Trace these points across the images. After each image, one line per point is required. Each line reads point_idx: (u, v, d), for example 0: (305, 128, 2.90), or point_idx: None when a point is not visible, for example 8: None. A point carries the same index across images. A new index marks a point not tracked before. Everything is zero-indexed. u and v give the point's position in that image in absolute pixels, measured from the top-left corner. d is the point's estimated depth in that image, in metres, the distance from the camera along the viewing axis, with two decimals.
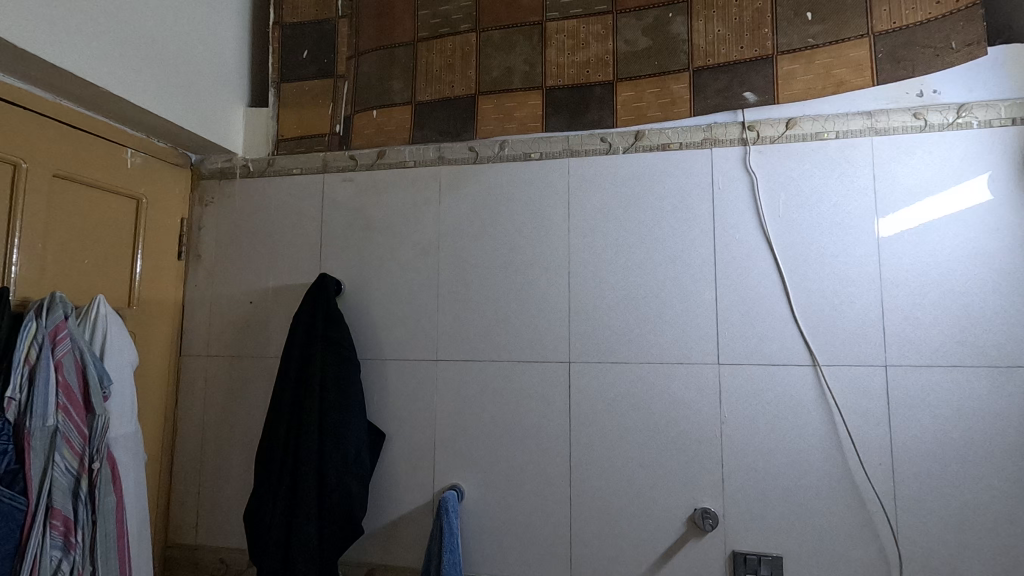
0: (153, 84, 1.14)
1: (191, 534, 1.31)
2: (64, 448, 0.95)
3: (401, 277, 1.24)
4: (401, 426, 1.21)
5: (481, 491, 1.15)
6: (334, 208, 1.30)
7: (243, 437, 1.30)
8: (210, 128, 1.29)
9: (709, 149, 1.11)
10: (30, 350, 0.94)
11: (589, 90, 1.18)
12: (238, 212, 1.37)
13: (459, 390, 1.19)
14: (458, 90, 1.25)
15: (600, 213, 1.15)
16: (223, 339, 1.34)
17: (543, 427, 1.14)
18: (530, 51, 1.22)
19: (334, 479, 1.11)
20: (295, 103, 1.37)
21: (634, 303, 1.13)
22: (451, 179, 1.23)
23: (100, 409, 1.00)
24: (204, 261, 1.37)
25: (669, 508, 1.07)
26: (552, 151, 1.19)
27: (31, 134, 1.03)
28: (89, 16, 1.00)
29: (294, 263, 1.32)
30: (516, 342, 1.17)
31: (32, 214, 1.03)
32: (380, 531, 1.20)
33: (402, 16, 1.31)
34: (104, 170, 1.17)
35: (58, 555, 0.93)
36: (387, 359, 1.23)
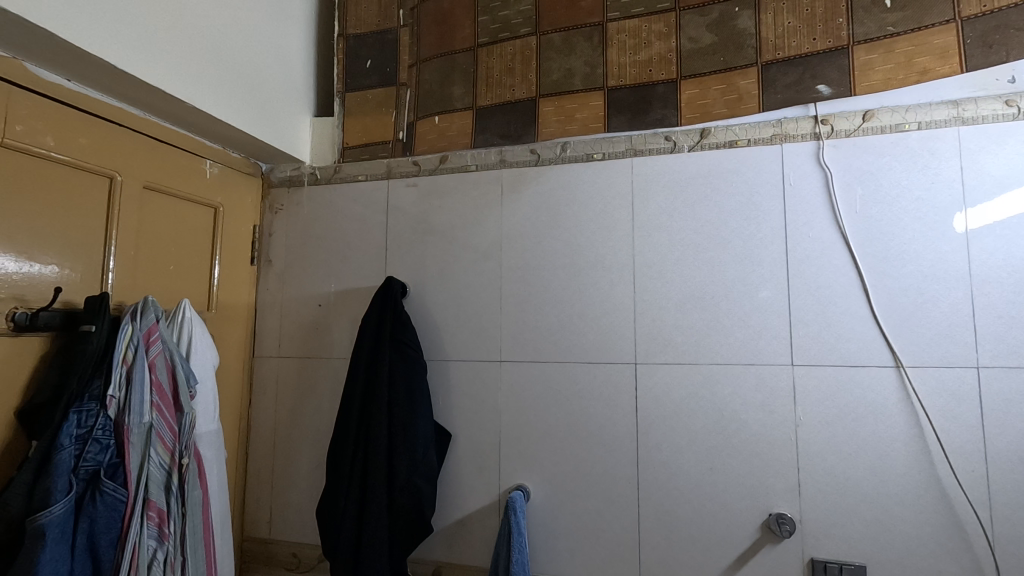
0: (231, 98, 1.20)
1: (265, 528, 1.36)
2: (158, 444, 1.01)
3: (464, 279, 1.26)
4: (466, 426, 1.23)
5: (547, 492, 1.16)
6: (398, 212, 1.33)
7: (312, 436, 1.35)
8: (281, 138, 1.35)
9: (779, 144, 1.08)
10: (127, 350, 1.00)
11: (652, 89, 1.17)
12: (306, 218, 1.42)
13: (524, 391, 1.20)
14: (519, 94, 1.27)
15: (665, 213, 1.14)
16: (293, 341, 1.39)
17: (609, 428, 1.14)
18: (591, 52, 1.22)
19: (403, 477, 1.13)
20: (359, 112, 1.41)
21: (702, 303, 1.11)
22: (512, 182, 1.25)
23: (188, 407, 1.06)
24: (275, 266, 1.43)
25: (742, 513, 1.05)
26: (615, 151, 1.18)
27: (126, 148, 1.11)
28: (176, 36, 1.06)
29: (360, 267, 1.36)
30: (581, 343, 1.17)
31: (125, 223, 1.10)
32: (447, 529, 1.21)
33: (462, 23, 1.33)
34: (187, 180, 1.24)
35: (154, 545, 0.98)
36: (452, 360, 1.25)
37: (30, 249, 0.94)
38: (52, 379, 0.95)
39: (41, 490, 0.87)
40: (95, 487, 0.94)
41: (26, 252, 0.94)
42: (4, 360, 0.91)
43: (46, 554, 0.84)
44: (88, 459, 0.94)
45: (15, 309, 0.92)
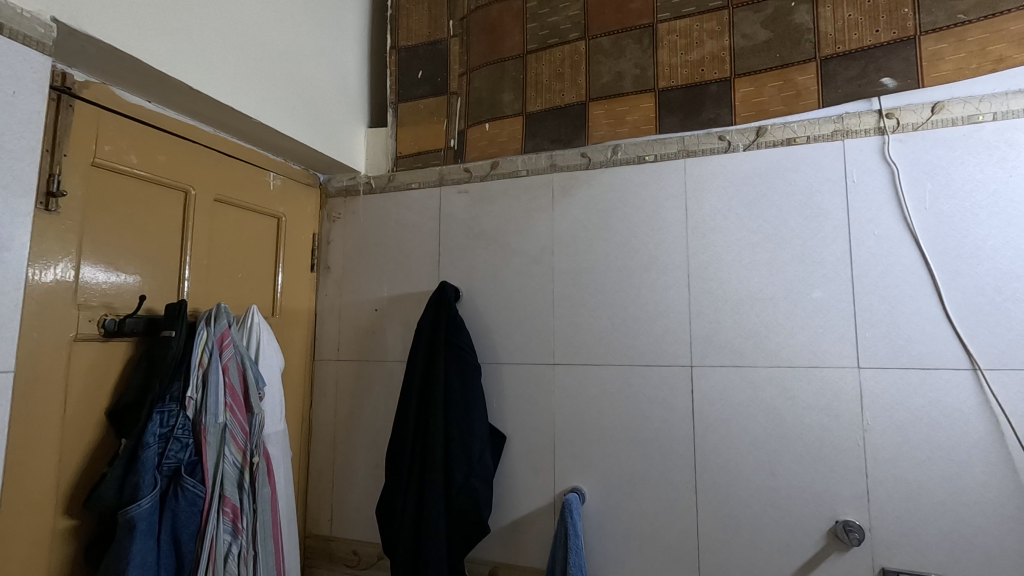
0: (291, 111, 1.25)
1: (326, 526, 1.41)
2: (231, 443, 1.06)
3: (516, 283, 1.28)
4: (521, 428, 1.24)
5: (603, 495, 1.16)
6: (451, 218, 1.36)
7: (370, 437, 1.39)
8: (338, 149, 1.40)
9: (841, 141, 1.06)
10: (203, 354, 1.06)
11: (705, 89, 1.16)
12: (362, 226, 1.47)
13: (578, 394, 1.20)
14: (569, 98, 1.28)
15: (721, 213, 1.13)
16: (351, 344, 1.44)
17: (665, 432, 1.13)
18: (641, 54, 1.22)
19: (460, 478, 1.15)
20: (412, 122, 1.45)
21: (760, 304, 1.09)
22: (563, 186, 1.25)
23: (258, 408, 1.11)
24: (333, 273, 1.49)
25: (807, 519, 1.02)
26: (667, 152, 1.18)
27: (199, 163, 1.17)
28: (242, 56, 1.12)
29: (414, 272, 1.39)
30: (637, 346, 1.17)
31: (199, 234, 1.17)
32: (503, 530, 1.23)
33: (511, 31, 1.35)
34: (253, 192, 1.30)
35: (229, 539, 1.03)
36: (505, 363, 1.27)
37: (117, 260, 1.02)
38: (136, 381, 1.02)
39: (131, 484, 0.93)
40: (177, 483, 0.99)
41: (114, 263, 1.01)
42: (96, 364, 0.98)
43: (136, 545, 0.91)
44: (170, 457, 1.00)
45: (106, 316, 0.99)
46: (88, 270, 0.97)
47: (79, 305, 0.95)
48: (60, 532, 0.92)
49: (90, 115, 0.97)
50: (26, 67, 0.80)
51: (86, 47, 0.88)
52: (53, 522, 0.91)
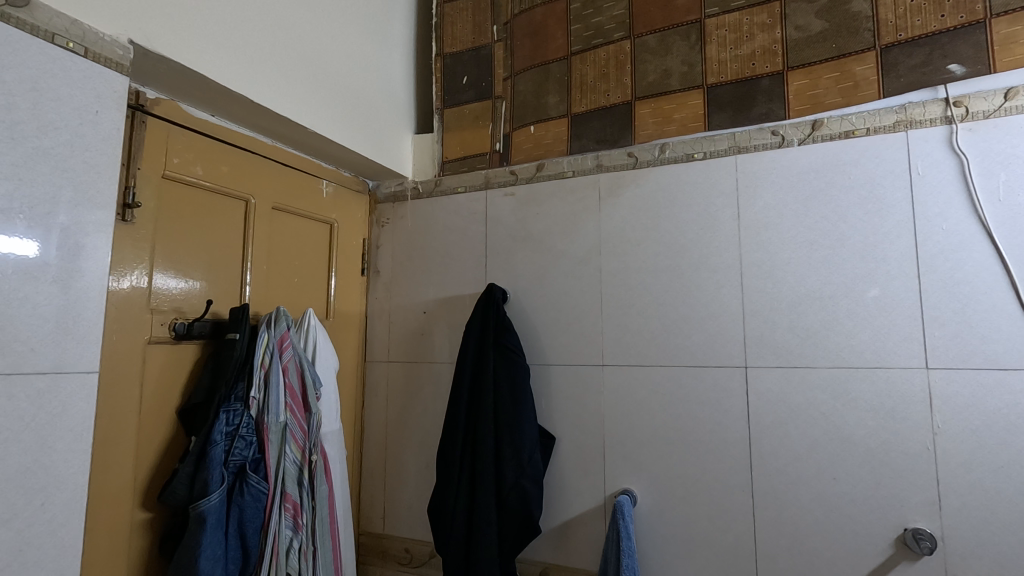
0: (342, 120, 1.29)
1: (378, 524, 1.44)
2: (291, 441, 1.10)
3: (564, 284, 1.28)
4: (570, 430, 1.24)
5: (654, 498, 1.14)
6: (497, 221, 1.38)
7: (420, 437, 1.41)
8: (386, 156, 1.44)
9: (904, 132, 1.02)
10: (264, 355, 1.11)
11: (756, 83, 1.13)
12: (411, 230, 1.50)
13: (628, 395, 1.19)
14: (614, 98, 1.27)
15: (775, 209, 1.10)
16: (400, 346, 1.47)
17: (719, 434, 1.10)
18: (688, 50, 1.20)
19: (511, 478, 1.16)
20: (458, 127, 1.48)
21: (818, 303, 1.05)
22: (610, 186, 1.25)
23: (315, 407, 1.15)
24: (382, 276, 1.53)
25: (873, 526, 0.98)
26: (718, 149, 1.16)
27: (258, 173, 1.22)
28: (297, 69, 1.16)
29: (462, 275, 1.41)
30: (689, 347, 1.15)
31: (258, 241, 1.22)
32: (553, 532, 1.23)
33: (555, 33, 1.36)
34: (307, 199, 1.35)
35: (291, 534, 1.07)
36: (554, 364, 1.27)
37: (185, 267, 1.07)
38: (204, 380, 1.07)
39: (201, 480, 0.98)
40: (243, 479, 1.04)
41: (182, 270, 1.07)
42: (168, 365, 1.04)
43: (207, 538, 0.95)
44: (236, 454, 1.03)
45: (176, 320, 1.05)
46: (160, 277, 1.02)
47: (153, 310, 1.01)
48: (138, 524, 0.98)
49: (160, 130, 1.02)
50: (107, 88, 0.86)
51: (158, 66, 0.94)
52: (131, 515, 0.96)
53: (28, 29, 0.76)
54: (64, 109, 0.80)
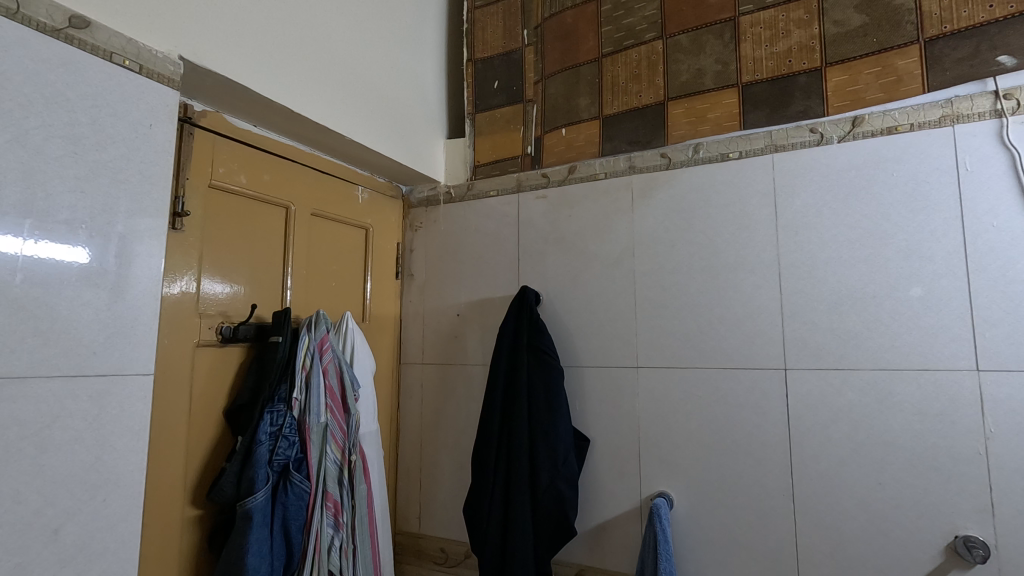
0: (377, 127, 1.32)
1: (414, 524, 1.46)
2: (331, 442, 1.13)
3: (597, 286, 1.28)
4: (604, 432, 1.24)
5: (691, 501, 1.13)
6: (529, 223, 1.38)
7: (454, 438, 1.43)
8: (420, 161, 1.46)
9: (950, 126, 0.99)
10: (305, 358, 1.14)
11: (793, 80, 1.11)
12: (444, 234, 1.52)
13: (663, 397, 1.18)
14: (646, 99, 1.27)
15: (813, 209, 1.08)
16: (434, 348, 1.49)
17: (758, 437, 1.09)
18: (722, 49, 1.19)
19: (546, 480, 1.17)
20: (489, 131, 1.50)
21: (861, 303, 1.03)
22: (643, 188, 1.24)
23: (354, 408, 1.18)
24: (416, 280, 1.55)
25: (922, 533, 0.95)
26: (753, 148, 1.14)
27: (298, 181, 1.26)
28: (333, 78, 1.20)
29: (494, 277, 1.42)
30: (726, 349, 1.13)
31: (298, 246, 1.25)
32: (588, 534, 1.23)
33: (586, 35, 1.36)
34: (344, 205, 1.38)
35: (332, 532, 1.10)
36: (587, 366, 1.27)
37: (230, 273, 1.11)
38: (249, 382, 1.10)
39: (247, 478, 1.01)
40: (287, 478, 1.07)
41: (228, 276, 1.10)
42: (215, 367, 1.08)
43: (254, 534, 0.98)
44: (280, 454, 1.06)
45: (222, 323, 1.09)
46: (207, 283, 1.06)
47: (201, 314, 1.05)
48: (189, 520, 1.02)
49: (207, 141, 1.06)
50: (160, 103, 0.89)
51: (205, 80, 0.98)
52: (182, 511, 1.00)
53: (88, 48, 0.80)
54: (120, 123, 0.84)
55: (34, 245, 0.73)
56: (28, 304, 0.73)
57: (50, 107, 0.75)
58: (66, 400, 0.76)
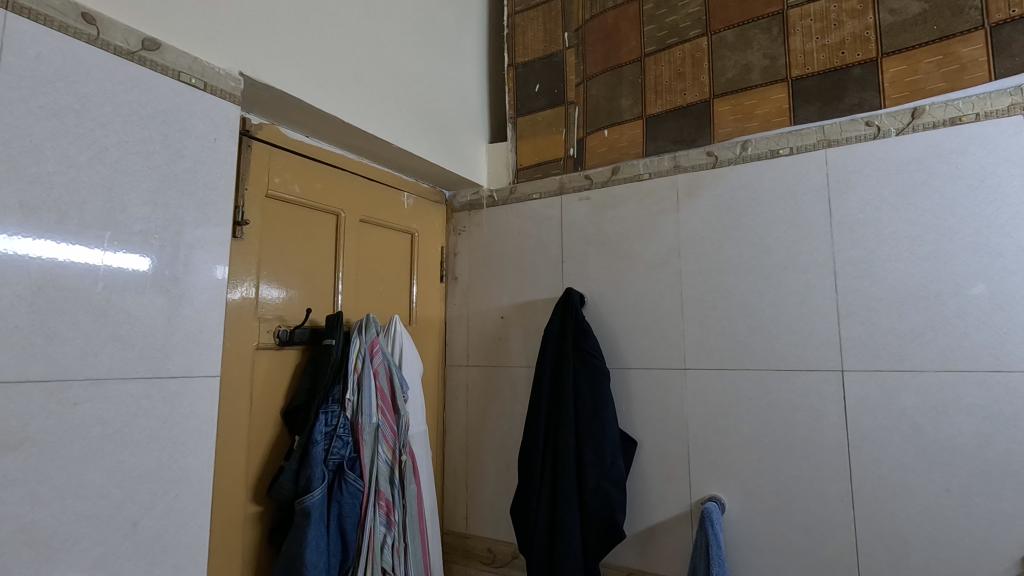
0: (421, 133, 1.34)
1: (462, 523, 1.48)
2: (382, 442, 1.16)
3: (642, 287, 1.27)
4: (652, 434, 1.22)
5: (743, 506, 1.11)
6: (572, 225, 1.39)
7: (500, 439, 1.44)
8: (463, 165, 1.48)
9: (1020, 115, 0.94)
10: (357, 360, 1.17)
11: (846, 72, 1.08)
12: (487, 237, 1.54)
13: (712, 399, 1.16)
14: (691, 97, 1.25)
15: (870, 204, 1.05)
16: (479, 349, 1.51)
17: (814, 441, 1.06)
18: (770, 43, 1.16)
19: (593, 482, 1.16)
20: (531, 135, 1.51)
21: (923, 302, 0.99)
22: (689, 187, 1.23)
23: (404, 409, 1.21)
24: (460, 283, 1.57)
25: (995, 543, 0.91)
26: (805, 143, 1.11)
27: (347, 188, 1.30)
28: (380, 87, 1.23)
29: (538, 279, 1.43)
30: (778, 350, 1.11)
31: (348, 252, 1.29)
32: (637, 537, 1.22)
33: (628, 35, 1.35)
34: (391, 211, 1.42)
35: (384, 530, 1.13)
36: (633, 367, 1.26)
37: (286, 279, 1.15)
38: (305, 383, 1.14)
39: (305, 476, 1.05)
40: (341, 476, 1.10)
41: (284, 281, 1.15)
42: (273, 369, 1.12)
43: (311, 531, 1.02)
44: (335, 453, 1.10)
45: (279, 327, 1.13)
46: (265, 289, 1.11)
47: (260, 319, 1.10)
48: (251, 516, 1.06)
49: (264, 152, 1.11)
50: (223, 117, 0.94)
51: (263, 95, 1.03)
52: (245, 507, 1.05)
53: (159, 69, 0.85)
54: (189, 138, 0.88)
55: (113, 255, 0.78)
56: (109, 310, 0.78)
57: (127, 125, 0.80)
58: (143, 400, 0.81)
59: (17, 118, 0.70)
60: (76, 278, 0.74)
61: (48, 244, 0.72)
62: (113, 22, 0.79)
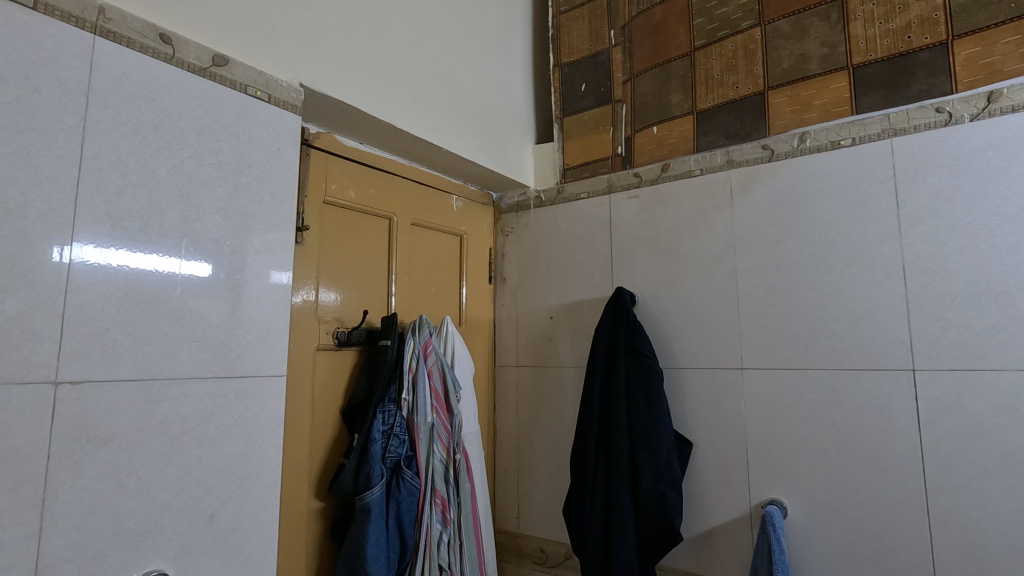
0: (469, 136, 1.36)
1: (514, 523, 1.49)
2: (438, 441, 1.18)
3: (695, 285, 1.25)
4: (708, 435, 1.20)
5: (808, 510, 1.07)
6: (622, 224, 1.37)
7: (551, 439, 1.44)
8: (510, 167, 1.49)
9: None
10: (412, 360, 1.20)
11: (913, 58, 1.03)
12: (535, 238, 1.54)
13: (772, 400, 1.13)
14: (744, 90, 1.22)
15: (942, 194, 0.99)
16: (529, 350, 1.51)
17: (884, 444, 1.01)
18: (829, 31, 1.12)
19: (649, 483, 1.15)
20: (578, 134, 1.51)
21: (1004, 297, 0.93)
22: (743, 182, 1.20)
23: (457, 409, 1.22)
24: (509, 283, 1.58)
25: None
26: (869, 133, 1.07)
27: (399, 192, 1.33)
28: (430, 92, 1.25)
29: (587, 279, 1.42)
30: (842, 349, 1.07)
31: (401, 255, 1.32)
32: (694, 540, 1.20)
33: (677, 30, 1.33)
34: (440, 214, 1.44)
35: (440, 528, 1.15)
36: (688, 367, 1.24)
37: (343, 282, 1.19)
38: (363, 383, 1.17)
39: (364, 474, 1.08)
40: (399, 474, 1.12)
41: (341, 284, 1.18)
42: (333, 370, 1.16)
43: (372, 526, 1.04)
44: (392, 451, 1.12)
45: (338, 328, 1.17)
46: (324, 292, 1.15)
47: (320, 321, 1.14)
48: (314, 511, 1.10)
49: (321, 160, 1.15)
50: (285, 127, 0.98)
51: (321, 104, 1.06)
52: (308, 502, 1.09)
53: (228, 84, 0.89)
54: (255, 148, 0.93)
55: (189, 262, 0.83)
56: (186, 313, 0.82)
57: (200, 138, 0.85)
58: (217, 398, 0.85)
59: (104, 134, 0.75)
60: (156, 283, 0.79)
61: (132, 254, 0.76)
62: (187, 41, 0.84)
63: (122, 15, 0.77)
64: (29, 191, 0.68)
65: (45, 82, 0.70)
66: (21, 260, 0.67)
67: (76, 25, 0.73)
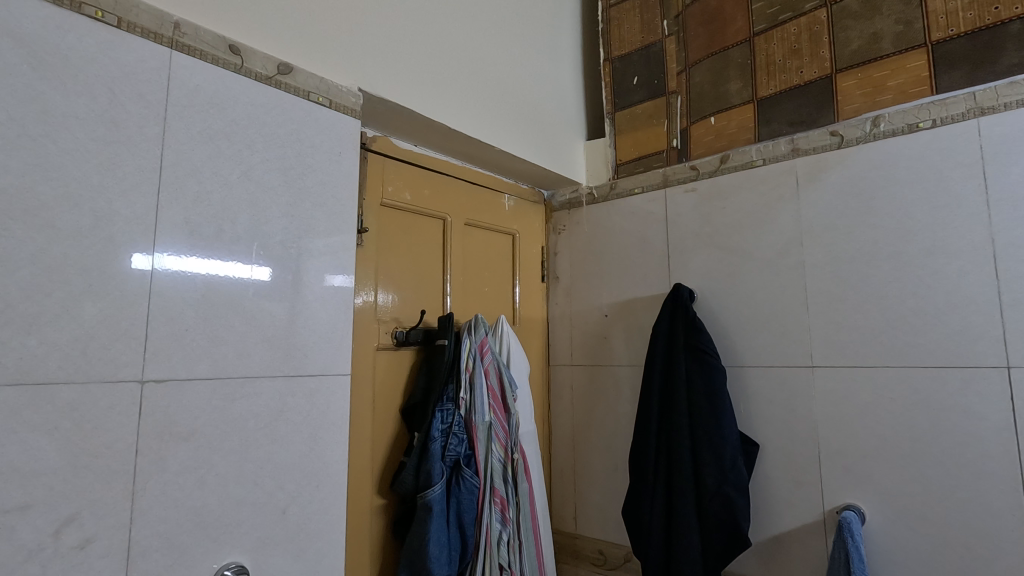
0: (520, 133, 1.36)
1: (570, 524, 1.47)
2: (495, 440, 1.18)
3: (759, 280, 1.20)
4: (776, 436, 1.15)
5: (889, 516, 1.01)
6: (679, 219, 1.33)
7: (608, 439, 1.42)
8: (561, 164, 1.48)
9: None
10: (468, 360, 1.20)
11: (1002, 30, 0.95)
12: (588, 235, 1.53)
13: (846, 399, 1.07)
14: (810, 74, 1.16)
15: None
16: (583, 348, 1.50)
17: (975, 447, 0.94)
18: (904, 7, 1.05)
19: (713, 485, 1.11)
20: (630, 129, 1.48)
21: None
22: (810, 171, 1.15)
23: (514, 408, 1.22)
24: (562, 282, 1.57)
25: None
26: (952, 114, 0.99)
27: (452, 193, 1.33)
28: (481, 91, 1.26)
29: (642, 276, 1.39)
30: (924, 345, 1.00)
31: (455, 254, 1.33)
32: (762, 546, 1.15)
33: (734, 15, 1.29)
34: (493, 213, 1.44)
35: (500, 527, 1.15)
36: (753, 365, 1.19)
37: (400, 282, 1.20)
38: (421, 382, 1.19)
39: (425, 472, 1.09)
40: (458, 473, 1.13)
41: (399, 285, 1.20)
42: (392, 369, 1.18)
43: (433, 524, 1.05)
44: (452, 450, 1.13)
45: (396, 328, 1.18)
46: (382, 293, 1.17)
47: (379, 321, 1.16)
48: (377, 508, 1.12)
49: (378, 163, 1.17)
50: (345, 132, 1.00)
51: (379, 108, 1.08)
52: (371, 499, 1.11)
53: (293, 92, 0.92)
54: (318, 153, 0.95)
55: (258, 269, 0.85)
56: (258, 314, 0.85)
57: (267, 144, 0.88)
58: (287, 396, 0.87)
59: (181, 144, 0.78)
60: (230, 286, 0.82)
61: (206, 260, 0.79)
62: (255, 51, 0.87)
63: (195, 29, 0.81)
64: (115, 200, 0.71)
65: (128, 96, 0.74)
66: (110, 266, 0.71)
67: (155, 41, 0.77)
